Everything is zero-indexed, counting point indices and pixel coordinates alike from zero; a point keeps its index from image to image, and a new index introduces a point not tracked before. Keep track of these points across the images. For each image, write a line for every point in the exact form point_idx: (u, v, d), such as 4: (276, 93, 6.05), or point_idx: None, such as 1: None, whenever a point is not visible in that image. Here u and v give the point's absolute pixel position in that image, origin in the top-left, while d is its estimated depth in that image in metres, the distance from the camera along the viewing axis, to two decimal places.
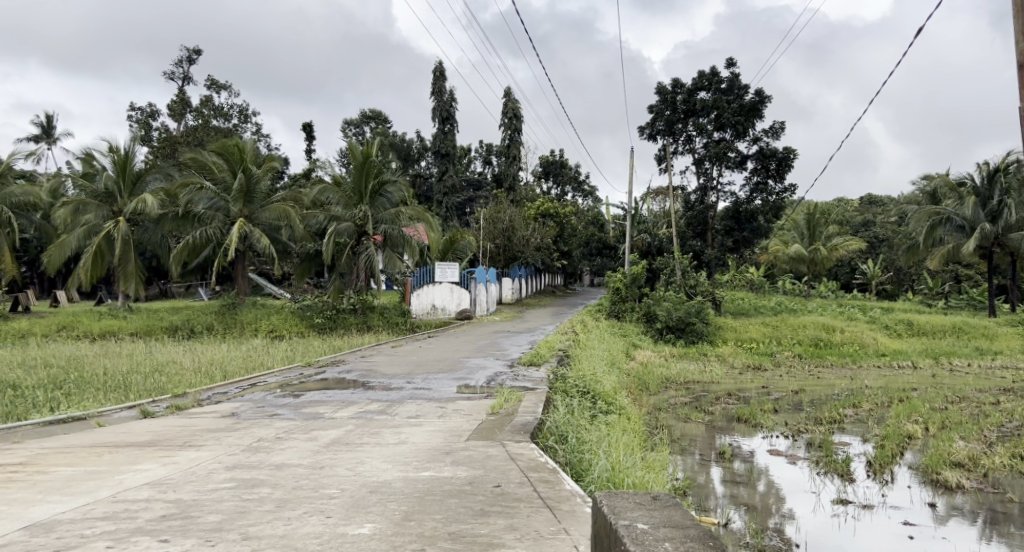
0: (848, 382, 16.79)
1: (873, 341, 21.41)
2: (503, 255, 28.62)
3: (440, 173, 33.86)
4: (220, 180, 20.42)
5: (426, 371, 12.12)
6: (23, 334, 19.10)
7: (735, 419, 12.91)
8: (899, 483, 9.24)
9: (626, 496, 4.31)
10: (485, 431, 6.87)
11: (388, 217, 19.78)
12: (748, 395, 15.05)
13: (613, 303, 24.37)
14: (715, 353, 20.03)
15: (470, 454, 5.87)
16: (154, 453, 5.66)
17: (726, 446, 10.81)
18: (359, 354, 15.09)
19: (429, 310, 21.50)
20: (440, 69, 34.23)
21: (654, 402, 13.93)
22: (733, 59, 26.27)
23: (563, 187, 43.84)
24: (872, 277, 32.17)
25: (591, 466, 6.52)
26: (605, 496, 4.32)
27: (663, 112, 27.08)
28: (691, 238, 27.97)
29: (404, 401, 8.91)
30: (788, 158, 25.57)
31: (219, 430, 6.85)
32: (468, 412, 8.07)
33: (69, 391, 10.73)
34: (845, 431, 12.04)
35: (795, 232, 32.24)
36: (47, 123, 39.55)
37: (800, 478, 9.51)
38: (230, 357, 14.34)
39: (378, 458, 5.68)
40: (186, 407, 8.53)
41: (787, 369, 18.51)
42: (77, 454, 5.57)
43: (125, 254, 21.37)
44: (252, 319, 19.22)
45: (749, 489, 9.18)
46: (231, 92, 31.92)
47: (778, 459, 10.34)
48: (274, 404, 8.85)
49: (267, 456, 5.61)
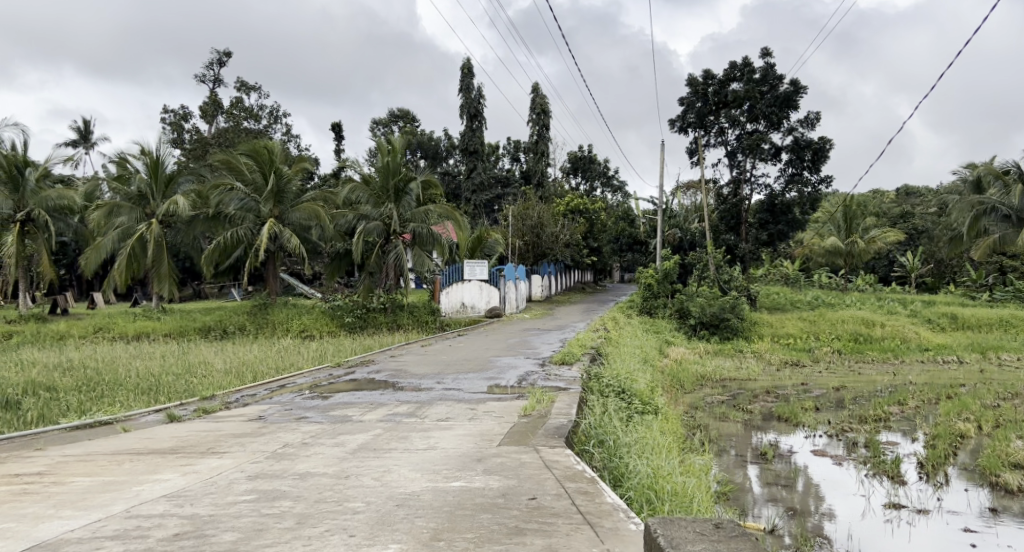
0: (891, 378, 16.23)
1: (915, 336, 20.76)
2: (532, 253, 28.34)
3: (469, 171, 33.73)
4: (250, 180, 20.36)
5: (457, 371, 11.86)
6: (60, 336, 19.23)
7: (775, 417, 12.46)
8: (954, 486, 8.80)
9: (684, 525, 4.10)
10: (518, 435, 6.58)
11: (417, 216, 19.65)
12: (787, 392, 14.60)
13: (644, 299, 23.91)
14: (751, 349, 19.54)
15: (502, 461, 5.59)
16: (175, 460, 5.47)
17: (767, 446, 10.39)
18: (389, 353, 14.89)
19: (459, 308, 21.21)
20: (468, 65, 33.97)
21: (690, 401, 13.55)
22: (767, 49, 25.66)
23: (593, 183, 43.34)
24: (912, 269, 31.32)
25: (629, 470, 6.23)
26: (661, 525, 4.12)
27: (694, 104, 26.56)
28: (724, 232, 27.43)
29: (434, 402, 8.65)
30: (824, 148, 24.93)
31: (245, 435, 6.66)
32: (500, 415, 7.80)
33: (102, 393, 10.66)
34: (892, 430, 11.56)
35: (831, 224, 31.44)
36: (84, 128, 40.08)
37: (847, 481, 9.08)
38: (261, 357, 14.23)
39: (407, 465, 5.43)
40: (214, 410, 8.38)
41: (827, 365, 17.99)
42: (97, 463, 5.41)
43: (159, 256, 21.43)
44: (284, 318, 19.13)
45: (794, 492, 8.78)
46: (260, 94, 32.04)
47: (822, 460, 9.91)
48: (302, 406, 8.66)
49: (291, 464, 5.39)
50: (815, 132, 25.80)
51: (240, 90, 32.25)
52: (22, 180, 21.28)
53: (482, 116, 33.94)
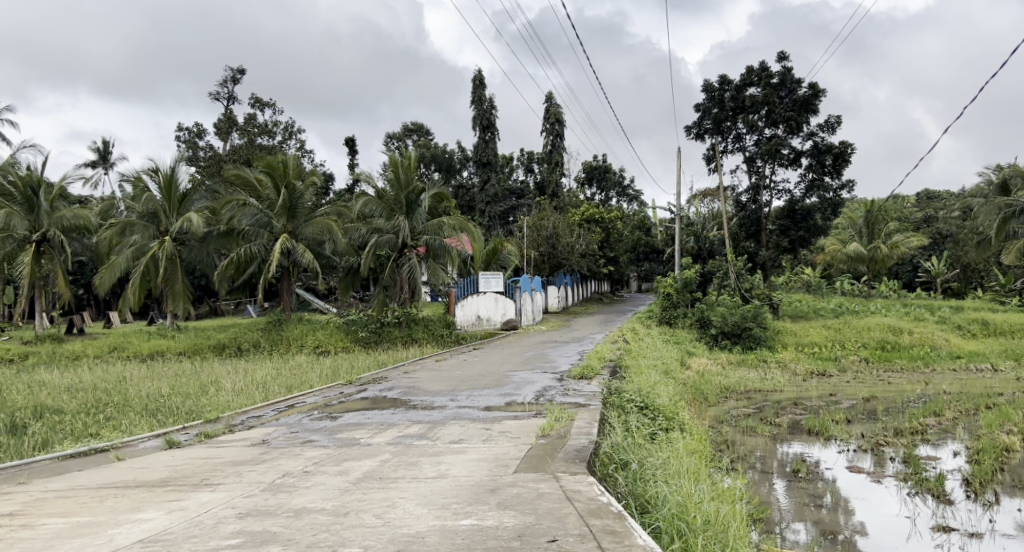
0: (923, 388, 15.54)
1: (945, 342, 20.05)
2: (548, 263, 27.89)
3: (482, 182, 33.33)
4: (265, 197, 20.20)
5: (471, 387, 11.40)
6: (75, 356, 18.97)
7: (804, 431, 11.85)
8: (1005, 506, 8.23)
9: None
10: (536, 460, 6.09)
11: (430, 228, 19.29)
12: (815, 404, 13.98)
13: (663, 309, 23.19)
14: (775, 359, 18.93)
15: (518, 492, 5.11)
16: (163, 494, 5.07)
17: (800, 462, 9.74)
18: (403, 369, 14.44)
19: (474, 321, 20.71)
20: (480, 76, 33.66)
21: (716, 414, 12.97)
22: (784, 52, 25.20)
23: (608, 193, 42.83)
24: (936, 274, 30.41)
25: (656, 498, 5.74)
26: None
27: (711, 110, 26.09)
28: (744, 239, 26.85)
29: (447, 422, 8.20)
30: (846, 152, 24.29)
31: (245, 463, 6.24)
32: (516, 436, 7.32)
33: (107, 417, 10.26)
34: (934, 442, 11.00)
35: (853, 229, 30.60)
36: (104, 149, 40.15)
37: (889, 501, 8.46)
38: (274, 375, 13.81)
39: (416, 499, 4.98)
40: (215, 434, 7.98)
41: (854, 375, 17.30)
42: (80, 499, 5.02)
43: (172, 273, 21.10)
44: (298, 334, 18.73)
45: (831, 512, 8.22)
46: (274, 110, 31.88)
47: (858, 476, 9.30)
48: (309, 429, 8.24)
49: (288, 498, 4.95)
50: (835, 136, 25.20)
51: (254, 106, 32.12)
52: (37, 202, 21.06)
53: (494, 127, 33.49)
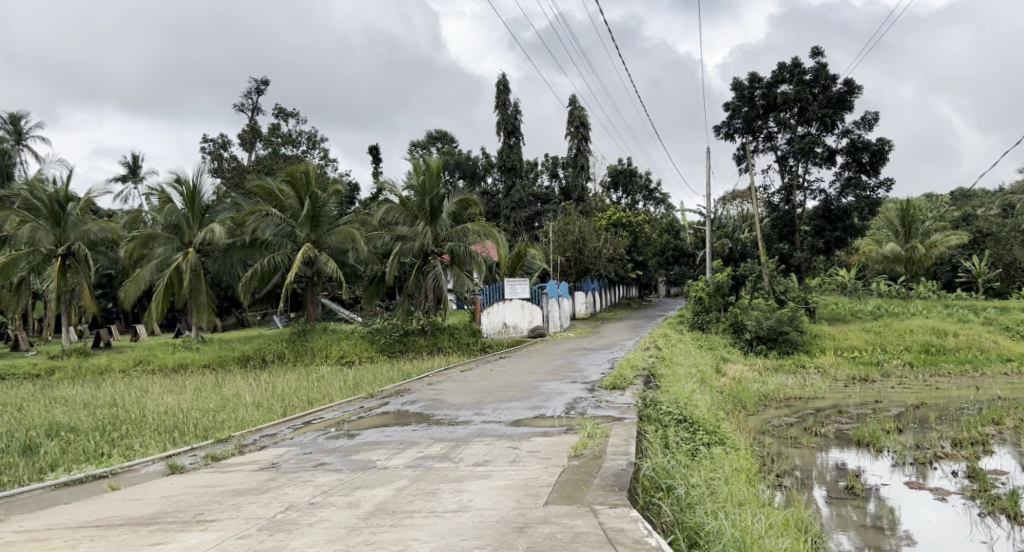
0: (976, 393, 14.64)
1: (994, 345, 18.98)
2: (575, 269, 27.22)
3: (507, 188, 32.70)
4: (288, 207, 19.55)
5: (499, 399, 10.75)
6: (101, 370, 18.64)
7: (853, 442, 10.95)
8: None
9: None
10: (569, 487, 5.45)
11: (454, 235, 18.68)
12: (862, 413, 13.11)
13: (695, 314, 22.34)
14: (814, 364, 18.06)
15: (550, 533, 4.52)
16: (147, 537, 4.63)
17: (852, 476, 8.91)
18: (427, 380, 13.80)
19: (500, 329, 20.05)
20: (503, 81, 33.07)
21: (756, 424, 12.18)
22: (818, 47, 24.30)
23: (634, 196, 41.94)
24: (978, 274, 29.12)
25: (711, 532, 5.09)
26: None
27: (740, 109, 25.15)
28: (778, 241, 25.97)
29: (471, 441, 7.56)
30: (883, 149, 23.42)
31: (250, 491, 5.72)
32: (546, 456, 6.67)
33: (122, 435, 9.74)
34: (992, 455, 10.14)
35: (889, 229, 29.45)
36: (134, 162, 40.21)
37: (958, 523, 7.68)
38: (297, 388, 13.22)
39: (432, 541, 4.44)
40: (223, 456, 7.43)
41: (898, 380, 16.39)
42: (53, 543, 4.61)
43: (196, 285, 20.72)
44: (322, 344, 18.18)
45: (891, 531, 7.47)
46: (298, 119, 31.53)
47: (921, 493, 8.46)
48: (325, 448, 7.66)
49: (284, 541, 4.48)
50: (873, 133, 24.27)
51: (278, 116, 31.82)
52: (64, 215, 20.78)
53: (519, 133, 32.82)
